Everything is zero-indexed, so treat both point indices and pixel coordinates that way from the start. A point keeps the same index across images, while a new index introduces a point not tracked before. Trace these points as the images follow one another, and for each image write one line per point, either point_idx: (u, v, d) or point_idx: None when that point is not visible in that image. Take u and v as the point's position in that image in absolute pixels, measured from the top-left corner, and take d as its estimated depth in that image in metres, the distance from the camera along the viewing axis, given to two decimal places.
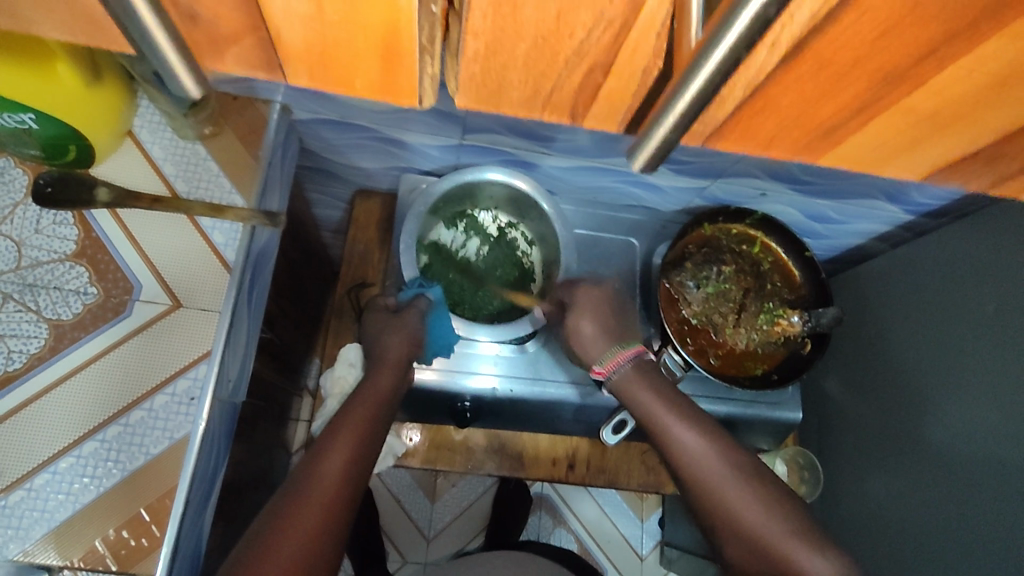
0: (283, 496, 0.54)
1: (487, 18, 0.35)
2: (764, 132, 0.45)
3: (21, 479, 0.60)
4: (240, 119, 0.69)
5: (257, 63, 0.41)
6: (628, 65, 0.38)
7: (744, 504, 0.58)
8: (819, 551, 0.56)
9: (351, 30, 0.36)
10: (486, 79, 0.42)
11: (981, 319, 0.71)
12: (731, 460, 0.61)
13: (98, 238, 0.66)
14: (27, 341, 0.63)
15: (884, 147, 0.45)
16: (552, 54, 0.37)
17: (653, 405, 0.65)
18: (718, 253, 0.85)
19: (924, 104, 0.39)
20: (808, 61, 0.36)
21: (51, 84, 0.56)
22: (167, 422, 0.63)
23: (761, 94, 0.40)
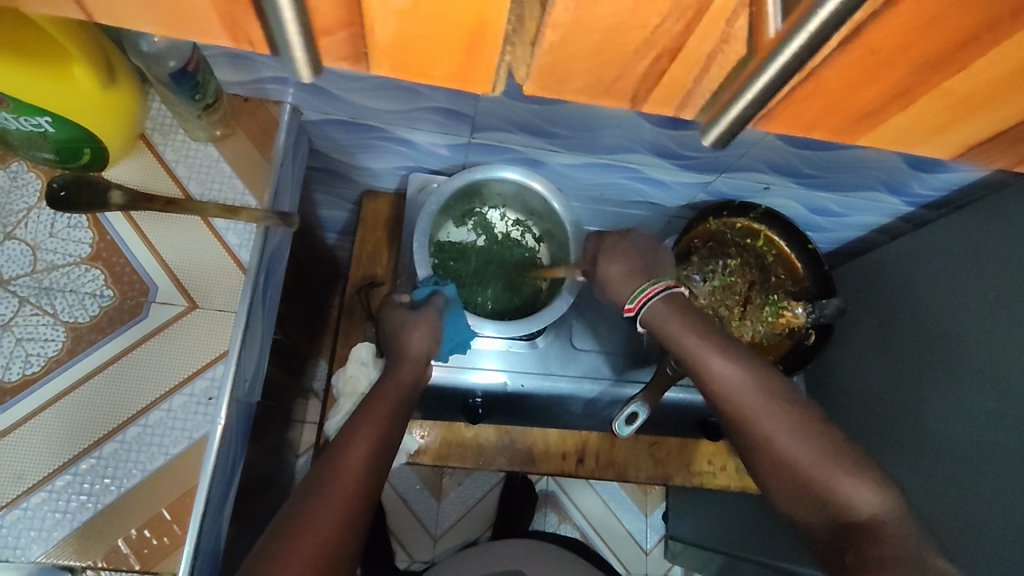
0: (307, 488, 0.54)
1: (570, 10, 0.33)
2: (804, 119, 0.42)
3: (42, 481, 0.60)
4: (252, 121, 0.72)
5: (341, 53, 0.37)
6: (695, 49, 0.36)
7: (778, 431, 0.58)
8: (856, 473, 0.55)
9: (433, 24, 0.35)
10: (553, 71, 0.39)
11: (978, 306, 0.73)
12: (765, 387, 0.60)
13: (112, 241, 0.67)
14: (44, 344, 0.63)
15: (909, 135, 0.44)
16: (620, 45, 0.36)
17: (690, 340, 0.62)
18: (723, 247, 0.86)
19: (961, 88, 0.38)
20: (857, 49, 0.34)
21: (65, 85, 0.56)
22: (186, 422, 0.64)
23: (810, 79, 0.37)
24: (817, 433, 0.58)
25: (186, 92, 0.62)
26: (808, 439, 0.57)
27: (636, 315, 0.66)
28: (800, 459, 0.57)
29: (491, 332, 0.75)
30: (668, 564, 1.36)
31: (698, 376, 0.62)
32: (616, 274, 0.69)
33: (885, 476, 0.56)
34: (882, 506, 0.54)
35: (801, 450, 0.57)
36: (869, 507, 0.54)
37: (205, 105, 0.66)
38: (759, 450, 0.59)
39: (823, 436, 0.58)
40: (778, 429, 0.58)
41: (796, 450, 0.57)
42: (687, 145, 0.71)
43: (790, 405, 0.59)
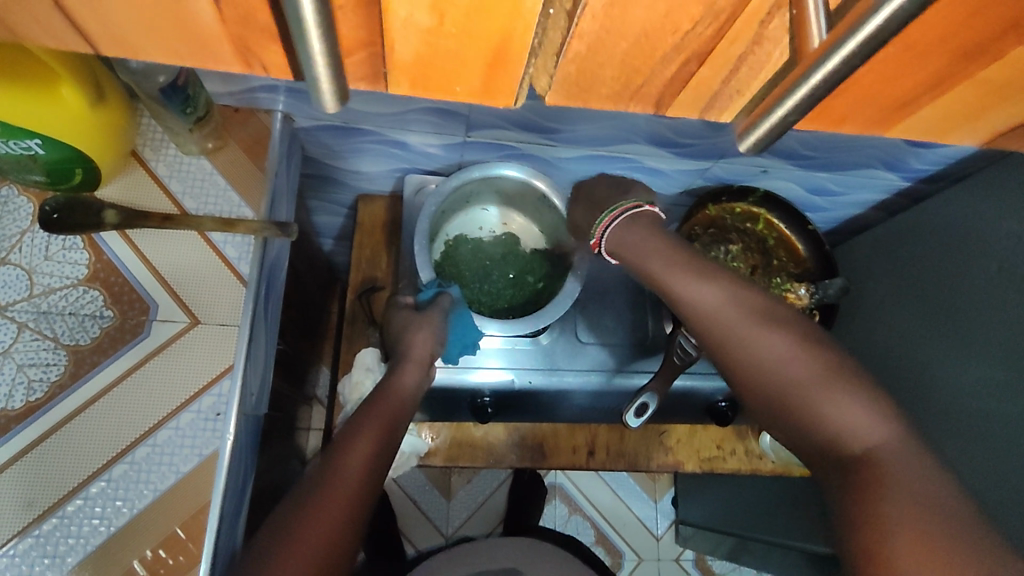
0: (310, 486, 0.52)
1: (596, 19, 0.35)
2: (839, 112, 0.45)
3: (52, 507, 0.60)
4: (244, 133, 0.70)
5: (364, 73, 0.41)
6: (725, 53, 0.39)
7: (753, 350, 0.53)
8: (841, 388, 0.49)
9: (460, 40, 0.37)
10: (578, 79, 0.42)
11: (982, 278, 0.73)
12: (738, 304, 0.55)
13: (110, 261, 0.66)
14: (47, 369, 0.62)
15: (944, 121, 0.47)
16: (650, 51, 0.39)
17: (660, 267, 0.60)
18: (725, 233, 0.86)
19: (999, 75, 0.40)
20: (898, 43, 0.37)
21: (52, 105, 0.55)
22: (195, 439, 0.63)
23: (849, 77, 0.40)
24: (799, 349, 0.52)
25: (178, 106, 0.61)
26: (787, 354, 0.51)
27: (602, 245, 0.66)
28: (780, 377, 0.51)
29: (495, 330, 0.75)
30: (680, 549, 1.37)
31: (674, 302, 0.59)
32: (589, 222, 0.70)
33: (881, 395, 0.48)
34: (876, 425, 0.47)
35: (778, 368, 0.51)
36: (865, 434, 0.46)
37: (196, 119, 0.65)
38: (738, 374, 0.54)
39: (807, 352, 0.51)
40: (756, 349, 0.53)
41: (776, 367, 0.51)
42: (683, 133, 0.71)
43: (767, 320, 0.54)
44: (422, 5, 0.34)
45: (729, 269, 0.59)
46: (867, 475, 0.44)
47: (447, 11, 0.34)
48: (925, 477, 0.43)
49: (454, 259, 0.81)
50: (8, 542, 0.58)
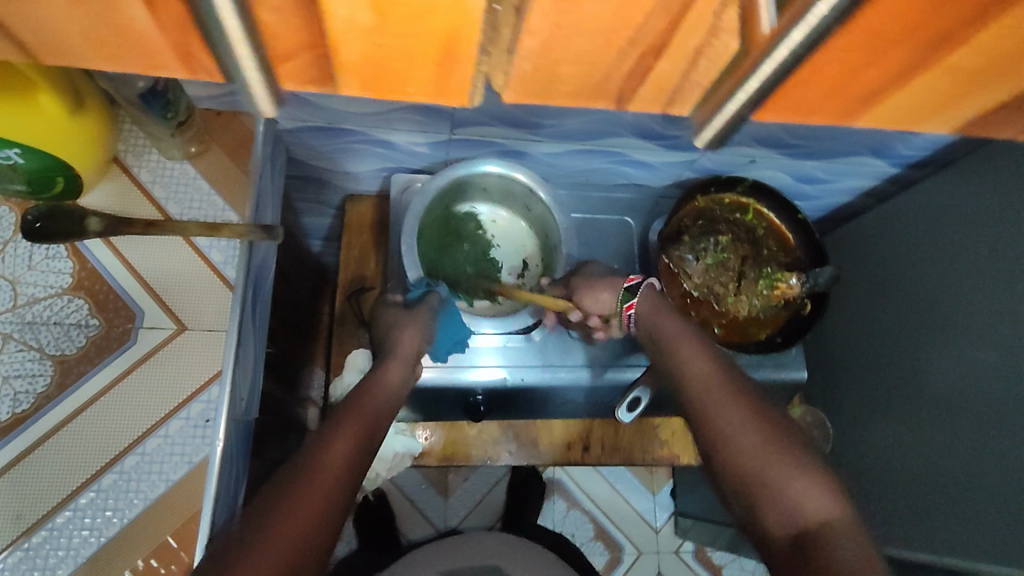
0: (288, 478, 0.51)
1: (545, 16, 0.37)
2: (806, 104, 0.47)
3: (58, 503, 0.66)
4: (226, 136, 0.69)
5: (310, 77, 0.45)
6: (683, 43, 0.41)
7: (729, 421, 0.58)
8: (805, 471, 0.53)
9: (410, 40, 0.40)
10: (534, 76, 0.45)
11: (972, 260, 0.73)
12: (724, 383, 0.61)
13: (94, 269, 0.70)
14: (32, 378, 0.67)
15: (920, 108, 0.47)
16: (604, 47, 0.40)
17: (665, 332, 0.68)
18: (713, 224, 0.85)
19: (968, 63, 0.41)
20: (859, 30, 0.38)
21: (31, 115, 0.54)
22: (183, 447, 0.68)
23: (809, 63, 0.41)
24: (770, 431, 0.56)
25: (158, 111, 0.61)
26: (758, 431, 0.56)
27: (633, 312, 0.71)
28: (747, 448, 0.56)
29: (487, 329, 0.76)
30: (679, 540, 1.37)
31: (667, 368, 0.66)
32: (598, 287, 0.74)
33: (843, 488, 0.53)
34: (827, 507, 0.51)
35: (746, 440, 0.56)
36: (819, 509, 0.51)
37: (177, 123, 0.65)
38: (707, 441, 0.58)
39: (778, 434, 0.56)
40: (730, 418, 0.58)
41: (742, 438, 0.56)
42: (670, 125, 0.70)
43: (749, 400, 0.59)
44: (362, 3, 0.36)
45: (722, 351, 0.66)
46: (816, 548, 0.48)
47: (388, 10, 0.36)
48: (864, 556, 0.47)
49: (445, 222, 0.80)
50: (4, 548, 0.64)
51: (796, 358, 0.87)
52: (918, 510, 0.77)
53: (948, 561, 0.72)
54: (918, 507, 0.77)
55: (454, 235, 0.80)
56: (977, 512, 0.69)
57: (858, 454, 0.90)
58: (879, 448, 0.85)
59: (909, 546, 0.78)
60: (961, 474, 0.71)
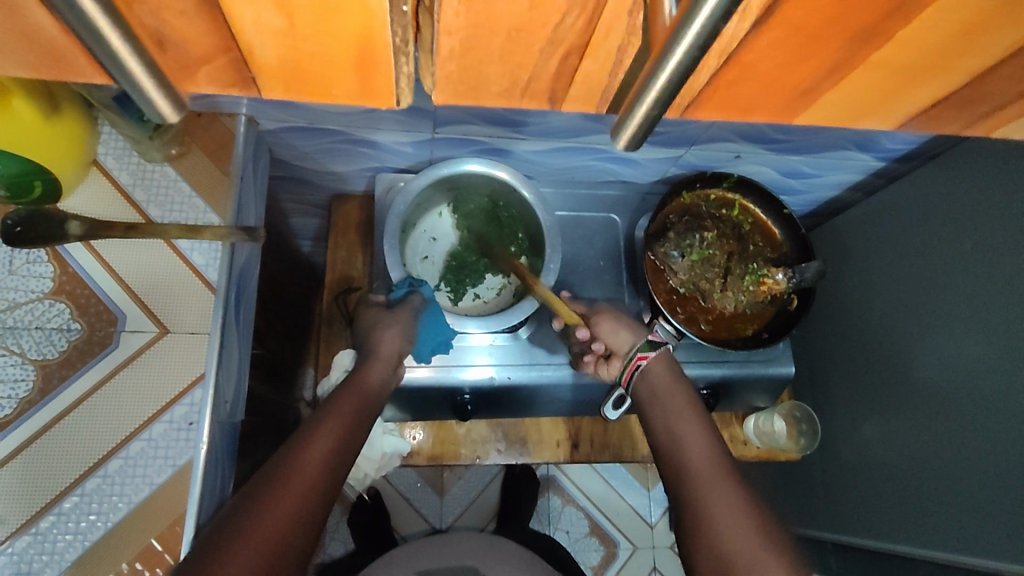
0: (266, 479, 0.51)
1: (460, 16, 0.35)
2: (741, 99, 0.44)
3: (26, 523, 0.59)
4: (206, 136, 0.68)
5: (231, 80, 0.40)
6: (603, 46, 0.38)
7: (719, 498, 0.56)
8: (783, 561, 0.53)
9: (324, 40, 0.36)
10: (464, 77, 0.41)
11: (958, 254, 0.73)
12: (718, 465, 0.60)
13: (75, 274, 0.65)
14: (15, 385, 0.62)
15: (857, 106, 0.44)
16: (527, 45, 0.38)
17: (656, 390, 0.68)
18: (699, 219, 0.85)
19: (896, 58, 0.38)
20: (779, 27, 0.35)
21: (6, 118, 0.54)
22: (167, 450, 0.62)
23: (737, 60, 0.39)
24: (756, 518, 0.55)
25: (134, 114, 0.61)
26: (745, 516, 0.55)
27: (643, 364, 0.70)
28: (718, 519, 0.55)
29: (474, 330, 0.75)
30: (675, 535, 1.36)
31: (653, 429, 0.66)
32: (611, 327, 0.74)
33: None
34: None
35: (733, 523, 0.55)
36: None
37: (156, 127, 0.65)
38: (688, 517, 0.57)
39: (762, 521, 0.55)
40: (709, 488, 0.58)
41: (727, 517, 0.55)
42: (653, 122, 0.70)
43: (737, 483, 0.58)
44: (267, 4, 0.33)
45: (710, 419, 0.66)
46: None
47: (295, 12, 0.33)
48: None
49: (497, 218, 0.81)
50: (7, 540, 0.58)
51: (783, 354, 0.86)
52: (908, 505, 0.77)
53: (938, 554, 0.71)
54: (909, 502, 0.77)
55: (491, 230, 0.81)
56: (967, 506, 0.69)
57: (848, 448, 0.89)
58: (869, 443, 0.85)
59: (899, 541, 0.78)
60: (952, 467, 0.71)
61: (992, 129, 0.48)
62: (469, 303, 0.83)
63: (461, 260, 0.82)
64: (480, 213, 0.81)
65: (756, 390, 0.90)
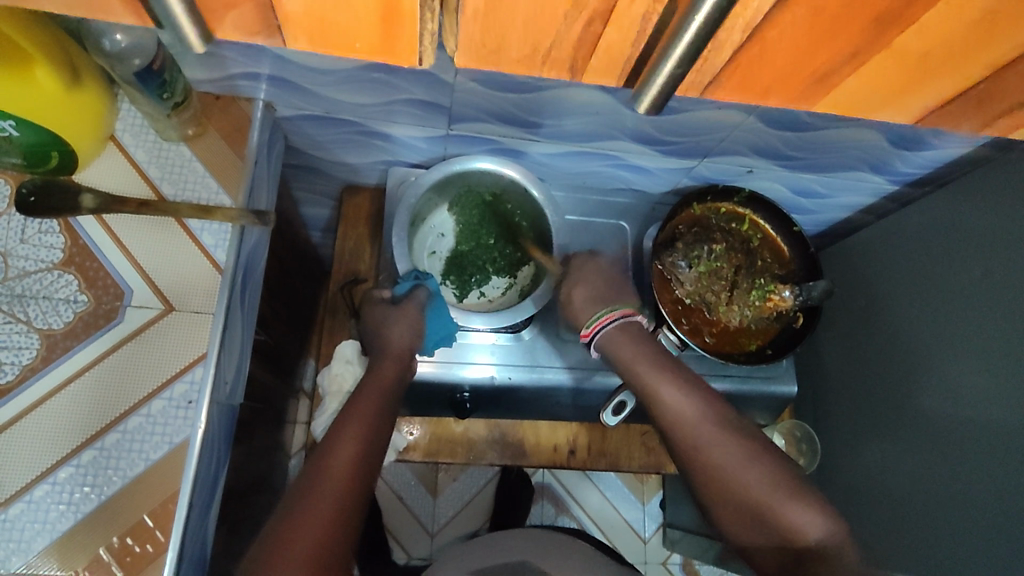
0: (296, 488, 0.54)
1: None
2: (758, 83, 0.44)
3: (20, 491, 0.59)
4: (223, 119, 0.71)
5: (258, 27, 0.42)
6: (624, 15, 0.38)
7: (723, 459, 0.59)
8: (796, 496, 0.56)
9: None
10: (485, 40, 0.41)
11: (968, 279, 0.73)
12: (712, 416, 0.61)
13: (85, 245, 0.65)
14: (18, 352, 0.62)
15: (872, 95, 0.45)
16: (548, 7, 0.37)
17: (634, 359, 0.66)
18: (708, 232, 0.85)
19: (916, 46, 0.39)
20: (801, 4, 0.36)
21: (29, 86, 0.55)
22: (165, 426, 0.63)
23: (762, 39, 0.39)
24: (765, 465, 0.58)
25: (154, 91, 0.62)
26: (755, 466, 0.58)
27: (592, 339, 0.70)
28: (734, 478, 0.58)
29: (478, 325, 0.74)
30: (667, 552, 1.35)
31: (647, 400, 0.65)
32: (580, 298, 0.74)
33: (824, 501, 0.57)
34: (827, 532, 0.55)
35: (742, 477, 0.58)
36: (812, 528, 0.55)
37: (175, 103, 0.65)
38: (703, 482, 0.60)
39: (769, 463, 0.58)
40: (719, 453, 0.59)
41: (741, 475, 0.58)
42: (668, 130, 0.71)
43: (736, 432, 0.60)
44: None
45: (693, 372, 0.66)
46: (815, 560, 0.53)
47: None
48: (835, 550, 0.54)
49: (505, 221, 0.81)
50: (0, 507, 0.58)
51: (787, 372, 0.86)
52: (907, 533, 0.76)
53: None
54: (908, 529, 0.76)
55: (497, 230, 0.82)
56: (968, 536, 0.67)
57: (847, 472, 0.88)
58: (870, 467, 0.84)
59: (895, 567, 0.77)
60: (951, 494, 0.71)
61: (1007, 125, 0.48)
62: (475, 301, 0.83)
63: (466, 262, 0.83)
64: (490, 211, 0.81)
65: (757, 407, 0.90)
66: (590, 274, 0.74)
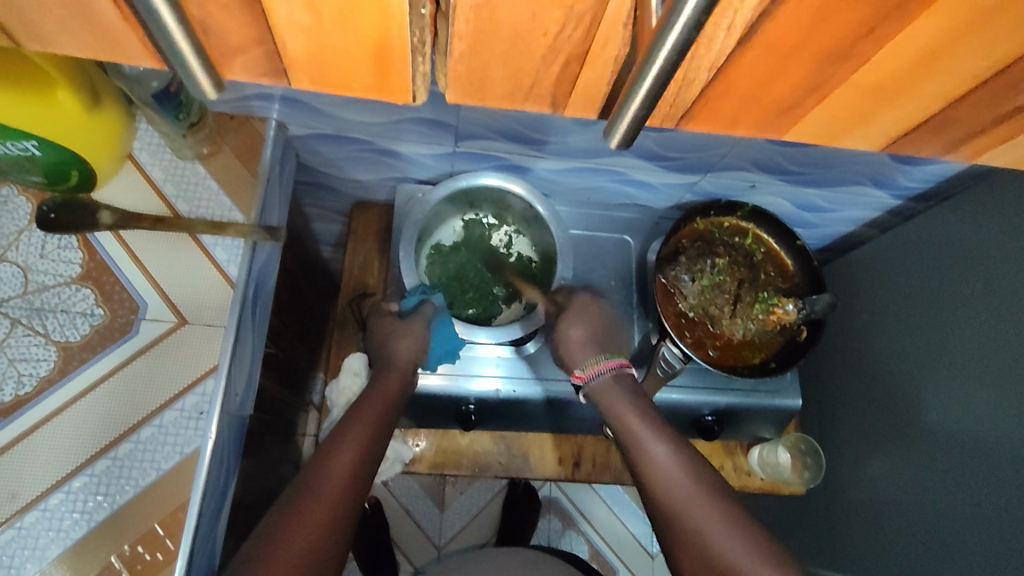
0: (301, 482, 0.55)
1: (470, 21, 0.34)
2: (726, 114, 0.42)
3: (36, 500, 0.61)
4: (239, 140, 0.73)
5: (264, 69, 0.40)
6: (600, 55, 0.37)
7: (693, 506, 0.59)
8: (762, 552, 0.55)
9: (346, 36, 0.35)
10: (471, 77, 0.40)
11: (971, 294, 0.73)
12: (689, 467, 0.62)
13: (102, 260, 0.68)
14: (36, 364, 0.64)
15: (834, 126, 0.43)
16: (529, 51, 0.37)
17: (620, 408, 0.67)
18: (711, 246, 0.86)
19: (870, 80, 0.38)
20: (758, 46, 0.35)
21: (52, 110, 0.57)
22: (177, 437, 0.64)
23: (723, 77, 0.38)
24: (738, 522, 0.57)
25: (170, 112, 0.64)
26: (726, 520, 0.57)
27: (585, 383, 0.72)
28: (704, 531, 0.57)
29: (483, 339, 0.76)
30: None
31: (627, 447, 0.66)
32: (576, 335, 0.74)
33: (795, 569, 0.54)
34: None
35: (711, 525, 0.57)
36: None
37: (190, 124, 0.68)
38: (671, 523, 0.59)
39: (743, 525, 0.57)
40: (689, 501, 0.59)
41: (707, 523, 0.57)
42: (670, 147, 0.73)
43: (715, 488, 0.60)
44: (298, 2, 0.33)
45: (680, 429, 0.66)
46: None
47: (323, 9, 0.33)
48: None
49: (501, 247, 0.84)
50: (16, 515, 0.60)
51: (791, 386, 0.86)
52: (915, 548, 0.75)
53: None
54: (916, 544, 0.75)
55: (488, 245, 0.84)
56: (976, 551, 0.67)
57: (854, 485, 0.88)
58: (876, 482, 0.84)
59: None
60: (956, 512, 0.70)
61: (971, 154, 0.47)
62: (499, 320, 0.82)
63: (460, 285, 0.82)
64: (466, 229, 0.85)
65: (762, 421, 0.90)
66: (592, 315, 0.76)
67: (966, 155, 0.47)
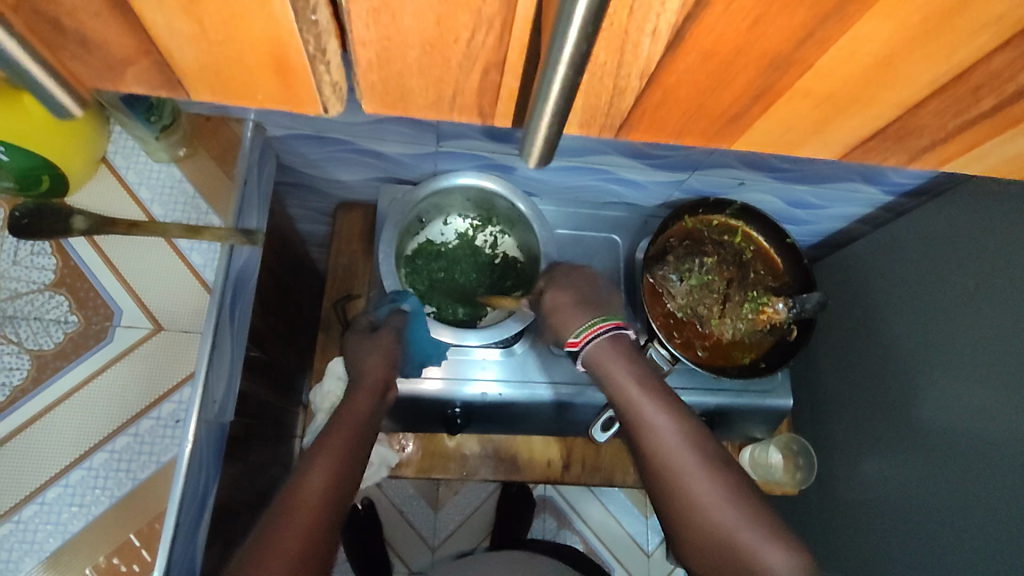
0: (262, 527, 0.53)
1: (370, 26, 0.32)
2: (672, 127, 0.41)
3: (9, 512, 0.60)
4: (214, 141, 0.72)
5: (158, 82, 0.38)
6: (518, 66, 0.35)
7: (702, 488, 0.56)
8: (776, 538, 0.53)
9: (236, 46, 0.34)
10: (387, 89, 0.38)
11: (963, 294, 0.71)
12: (697, 445, 0.58)
13: (76, 266, 0.66)
14: (10, 373, 0.63)
15: (790, 133, 0.41)
16: (442, 60, 0.35)
17: (624, 380, 0.62)
18: (700, 244, 0.84)
19: (819, 87, 0.36)
20: (693, 49, 0.33)
21: (14, 112, 0.55)
22: (153, 446, 0.63)
23: (658, 86, 0.36)
24: (746, 505, 0.55)
25: (142, 114, 0.63)
26: (738, 505, 0.55)
27: (581, 349, 0.66)
28: (717, 520, 0.54)
29: (473, 342, 0.74)
30: (671, 566, 1.34)
31: (633, 423, 0.61)
32: (567, 301, 0.69)
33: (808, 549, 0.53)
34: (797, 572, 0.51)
35: (724, 511, 0.54)
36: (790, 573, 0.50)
37: (162, 126, 0.66)
38: (683, 513, 0.56)
39: (751, 509, 0.55)
40: (702, 490, 0.56)
41: (720, 512, 0.54)
42: (657, 146, 0.71)
43: (720, 466, 0.57)
44: (173, 10, 0.31)
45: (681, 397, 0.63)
46: None
47: (203, 17, 0.32)
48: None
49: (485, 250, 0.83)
50: None
51: (781, 385, 0.85)
52: (910, 549, 0.74)
53: None
54: (910, 545, 0.74)
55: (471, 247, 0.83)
56: (971, 553, 0.66)
57: (847, 485, 0.87)
58: (870, 482, 0.83)
59: None
60: (952, 513, 0.69)
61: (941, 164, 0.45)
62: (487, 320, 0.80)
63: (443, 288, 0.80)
64: (451, 230, 0.83)
65: (754, 421, 0.89)
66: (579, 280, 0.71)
67: (933, 165, 0.45)
